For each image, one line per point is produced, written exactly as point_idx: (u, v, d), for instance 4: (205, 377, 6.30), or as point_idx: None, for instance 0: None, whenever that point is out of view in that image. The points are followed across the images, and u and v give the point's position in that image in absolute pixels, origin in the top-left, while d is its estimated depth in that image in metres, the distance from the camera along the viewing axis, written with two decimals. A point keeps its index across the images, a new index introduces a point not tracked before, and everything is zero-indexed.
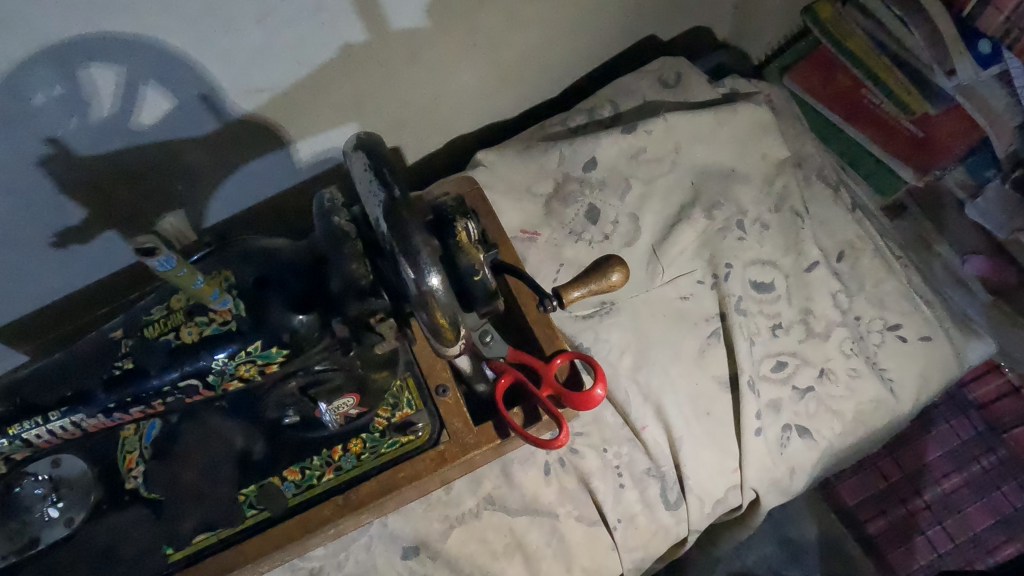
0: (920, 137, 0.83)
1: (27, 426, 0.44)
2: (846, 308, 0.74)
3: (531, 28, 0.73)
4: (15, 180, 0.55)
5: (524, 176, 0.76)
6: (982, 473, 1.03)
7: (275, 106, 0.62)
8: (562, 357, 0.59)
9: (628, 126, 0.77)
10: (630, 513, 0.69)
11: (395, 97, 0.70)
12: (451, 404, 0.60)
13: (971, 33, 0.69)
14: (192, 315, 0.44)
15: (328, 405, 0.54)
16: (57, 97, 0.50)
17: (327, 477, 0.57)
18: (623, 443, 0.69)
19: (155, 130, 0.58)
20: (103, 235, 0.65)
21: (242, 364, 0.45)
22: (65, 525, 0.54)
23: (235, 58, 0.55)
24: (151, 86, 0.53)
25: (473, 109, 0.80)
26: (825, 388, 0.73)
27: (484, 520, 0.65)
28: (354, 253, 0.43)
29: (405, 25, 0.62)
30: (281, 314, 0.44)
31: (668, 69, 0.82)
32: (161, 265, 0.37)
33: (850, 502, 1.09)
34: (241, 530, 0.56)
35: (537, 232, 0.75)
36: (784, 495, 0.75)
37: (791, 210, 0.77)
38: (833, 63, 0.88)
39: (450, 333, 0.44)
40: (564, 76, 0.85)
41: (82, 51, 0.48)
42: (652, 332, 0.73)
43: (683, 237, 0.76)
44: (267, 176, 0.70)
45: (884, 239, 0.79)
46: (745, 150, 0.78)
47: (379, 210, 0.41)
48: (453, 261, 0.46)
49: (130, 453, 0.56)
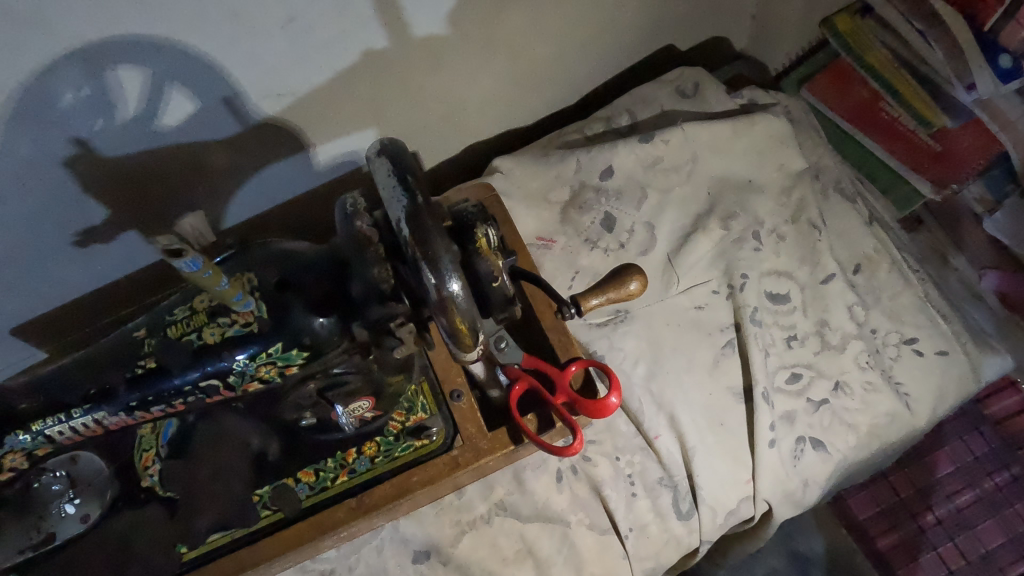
0: (938, 150, 0.82)
1: (51, 422, 0.44)
2: (862, 320, 0.74)
3: (550, 36, 0.73)
4: (41, 181, 0.56)
5: (540, 184, 0.77)
6: (994, 491, 1.03)
7: (297, 110, 0.62)
8: (577, 365, 0.59)
9: (646, 135, 0.77)
10: (642, 522, 0.68)
11: (413, 103, 0.70)
12: (466, 410, 0.60)
13: (991, 45, 0.68)
14: (215, 316, 0.44)
15: (344, 408, 0.55)
16: (84, 98, 0.51)
17: (341, 480, 0.58)
18: (636, 452, 0.69)
19: (178, 131, 0.58)
20: (123, 235, 0.66)
21: (262, 366, 0.46)
22: (81, 521, 0.55)
23: (260, 61, 0.55)
24: (175, 88, 0.54)
25: (492, 116, 0.81)
26: (840, 401, 0.72)
27: (495, 526, 0.65)
28: (376, 258, 0.43)
29: (426, 33, 0.63)
30: (303, 316, 0.44)
31: (687, 79, 0.82)
32: (188, 266, 0.38)
33: (861, 516, 1.06)
34: (255, 530, 0.56)
35: (553, 239, 0.76)
36: (797, 507, 0.74)
37: (807, 221, 0.77)
38: (853, 76, 0.86)
39: (469, 339, 0.44)
40: (583, 85, 0.85)
41: (111, 52, 0.49)
42: (666, 341, 0.73)
43: (699, 247, 0.76)
44: (288, 178, 0.71)
45: (900, 252, 0.79)
46: (762, 161, 0.79)
47: (401, 214, 0.41)
48: (472, 267, 0.47)
49: (147, 451, 0.56)
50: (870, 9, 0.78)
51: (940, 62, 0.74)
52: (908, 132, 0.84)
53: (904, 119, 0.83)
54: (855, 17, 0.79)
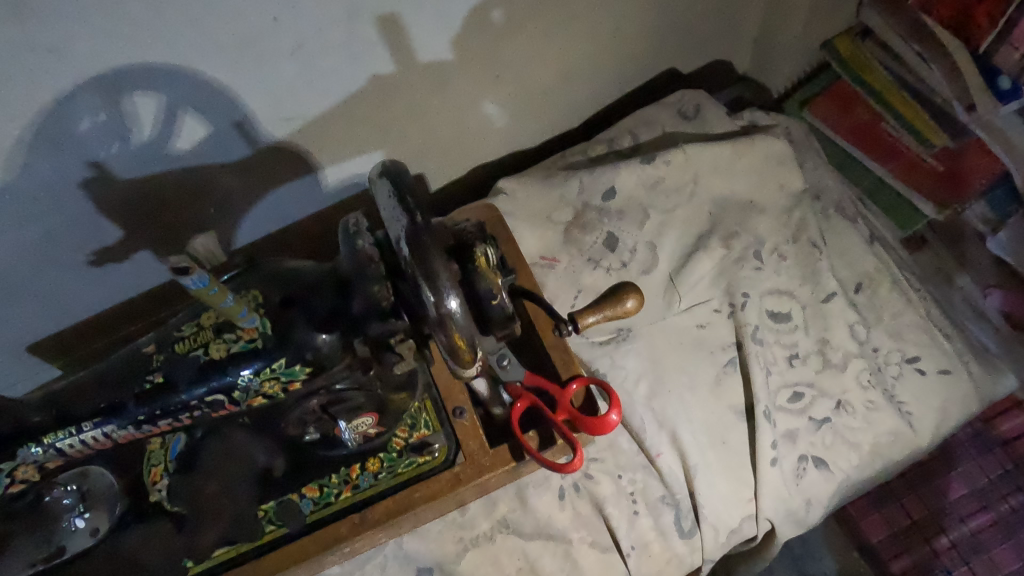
0: (942, 170, 0.81)
1: (61, 436, 0.46)
2: (863, 339, 0.75)
3: (552, 61, 0.75)
4: (56, 203, 0.57)
5: (544, 204, 0.78)
6: (1012, 513, 0.99)
7: (306, 133, 0.64)
8: (578, 382, 0.60)
9: (647, 156, 0.78)
10: (644, 541, 0.68)
11: (419, 126, 0.72)
12: (468, 427, 0.61)
13: (989, 69, 0.67)
14: (220, 332, 0.46)
15: (347, 424, 0.56)
16: (101, 123, 0.53)
17: (345, 495, 0.58)
18: (638, 469, 0.70)
19: (190, 154, 0.60)
20: (135, 255, 0.67)
21: (265, 381, 0.47)
22: (90, 535, 0.56)
23: (268, 88, 0.57)
24: (188, 113, 0.56)
25: (498, 139, 0.83)
26: (842, 420, 0.73)
27: (498, 544, 0.66)
28: (377, 276, 0.45)
29: (432, 58, 0.64)
30: (306, 333, 0.46)
31: (688, 101, 0.83)
32: (194, 283, 0.39)
33: (873, 539, 1.07)
34: (260, 544, 0.57)
35: (556, 259, 0.77)
36: (800, 527, 0.74)
37: (808, 241, 0.77)
38: (853, 97, 0.87)
39: (467, 355, 0.45)
40: (587, 107, 0.87)
41: (127, 80, 0.51)
42: (668, 360, 0.73)
43: (700, 266, 0.76)
44: (300, 201, 0.73)
45: (903, 271, 0.79)
46: (763, 181, 0.79)
47: (401, 234, 0.42)
48: (471, 284, 0.47)
49: (155, 466, 0.57)
50: (870, 32, 0.79)
51: (940, 83, 0.74)
52: (912, 153, 0.84)
53: (906, 140, 0.83)
54: (855, 39, 0.81)
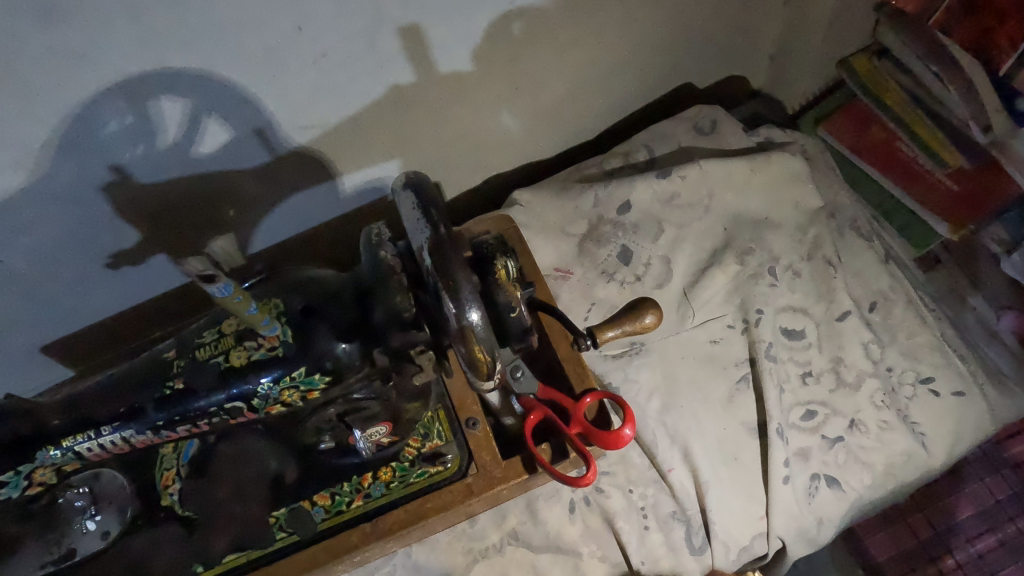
0: (956, 190, 0.81)
1: (80, 439, 0.46)
2: (877, 359, 0.75)
3: (569, 73, 0.75)
4: (79, 204, 0.58)
5: (559, 216, 0.78)
6: (1018, 535, 1.00)
7: (327, 141, 0.65)
8: (592, 397, 0.59)
9: (663, 170, 0.78)
10: (654, 556, 0.68)
11: (437, 134, 0.72)
12: (481, 438, 0.61)
13: (1007, 93, 0.67)
14: (241, 339, 0.46)
15: (362, 433, 0.56)
16: (127, 126, 0.53)
17: (356, 504, 0.58)
18: (649, 484, 0.69)
19: (210, 159, 0.60)
20: (152, 259, 0.68)
21: (285, 390, 0.47)
22: (100, 538, 0.55)
23: (291, 96, 0.58)
24: (211, 118, 0.56)
25: (514, 149, 0.83)
26: (855, 439, 0.72)
27: (507, 556, 0.66)
28: (399, 287, 0.45)
29: (452, 69, 0.65)
30: (327, 341, 0.46)
31: (704, 116, 0.83)
32: (220, 291, 0.40)
33: (879, 557, 1.02)
34: (269, 551, 0.57)
35: (570, 271, 0.77)
36: (810, 546, 0.74)
37: (823, 259, 0.77)
38: (869, 116, 0.87)
39: (486, 367, 0.45)
40: (603, 121, 0.87)
41: (154, 85, 0.51)
42: (681, 375, 0.74)
43: (715, 281, 0.76)
44: (316, 207, 0.73)
45: (917, 292, 0.80)
46: (778, 198, 0.79)
47: (424, 245, 0.42)
48: (491, 296, 0.48)
49: (168, 470, 0.58)
50: (887, 51, 0.79)
51: (957, 105, 0.73)
52: (926, 171, 0.83)
53: (922, 159, 0.83)
54: (872, 58, 0.80)
